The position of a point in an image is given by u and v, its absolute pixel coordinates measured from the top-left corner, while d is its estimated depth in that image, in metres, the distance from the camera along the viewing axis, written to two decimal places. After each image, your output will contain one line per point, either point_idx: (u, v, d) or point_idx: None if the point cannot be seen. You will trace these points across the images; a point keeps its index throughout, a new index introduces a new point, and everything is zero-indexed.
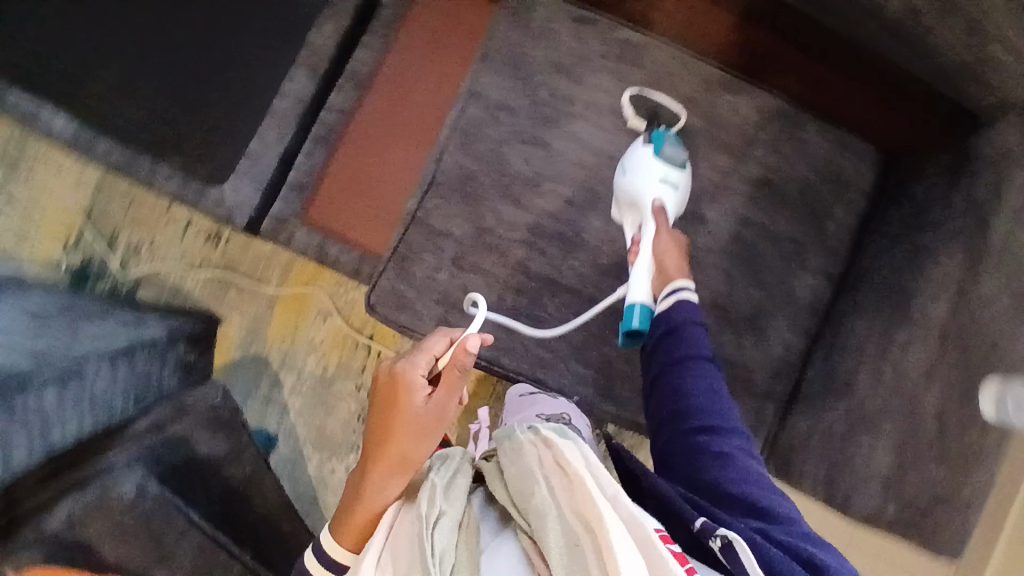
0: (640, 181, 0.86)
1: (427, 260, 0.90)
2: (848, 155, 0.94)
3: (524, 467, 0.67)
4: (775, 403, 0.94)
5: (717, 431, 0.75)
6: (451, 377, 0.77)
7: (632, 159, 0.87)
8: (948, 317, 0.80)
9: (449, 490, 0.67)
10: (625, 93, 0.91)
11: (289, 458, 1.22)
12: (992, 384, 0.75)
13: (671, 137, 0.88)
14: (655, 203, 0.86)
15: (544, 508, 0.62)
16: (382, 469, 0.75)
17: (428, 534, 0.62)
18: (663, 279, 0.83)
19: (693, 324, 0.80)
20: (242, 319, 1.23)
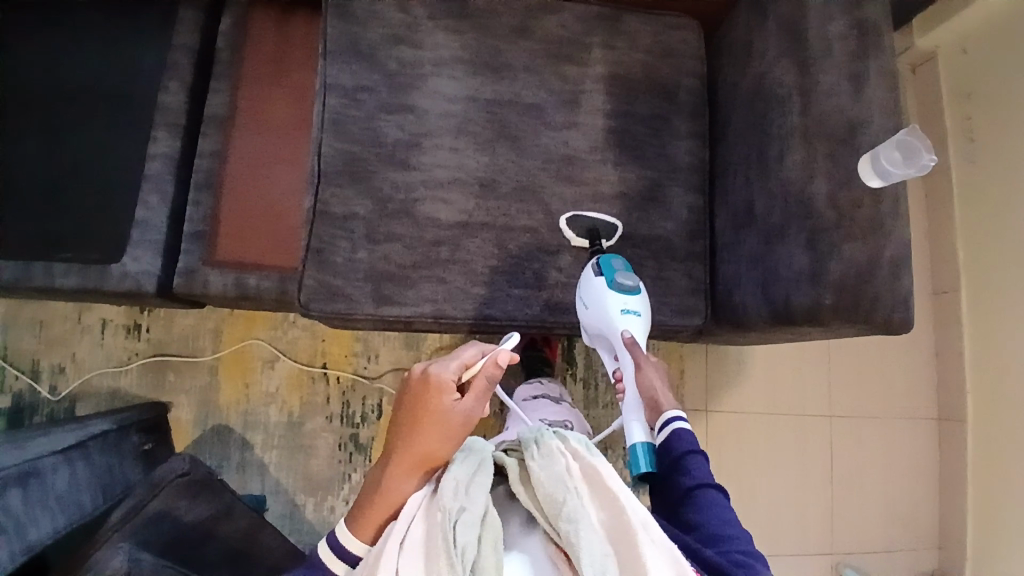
0: (605, 317, 0.91)
1: (342, 245, 0.91)
2: (672, 32, 1.05)
3: (556, 475, 0.69)
4: (702, 260, 1.01)
5: (734, 549, 0.73)
6: (482, 385, 0.79)
7: (590, 294, 0.92)
8: (804, 118, 0.90)
9: (472, 482, 0.69)
10: (564, 218, 0.97)
11: (284, 514, 1.19)
12: (865, 159, 0.86)
13: (620, 263, 0.92)
14: (626, 336, 0.90)
15: (575, 519, 0.66)
16: (405, 465, 0.74)
17: (452, 528, 0.65)
18: (656, 412, 0.88)
19: (696, 453, 0.81)
20: (190, 397, 1.20)
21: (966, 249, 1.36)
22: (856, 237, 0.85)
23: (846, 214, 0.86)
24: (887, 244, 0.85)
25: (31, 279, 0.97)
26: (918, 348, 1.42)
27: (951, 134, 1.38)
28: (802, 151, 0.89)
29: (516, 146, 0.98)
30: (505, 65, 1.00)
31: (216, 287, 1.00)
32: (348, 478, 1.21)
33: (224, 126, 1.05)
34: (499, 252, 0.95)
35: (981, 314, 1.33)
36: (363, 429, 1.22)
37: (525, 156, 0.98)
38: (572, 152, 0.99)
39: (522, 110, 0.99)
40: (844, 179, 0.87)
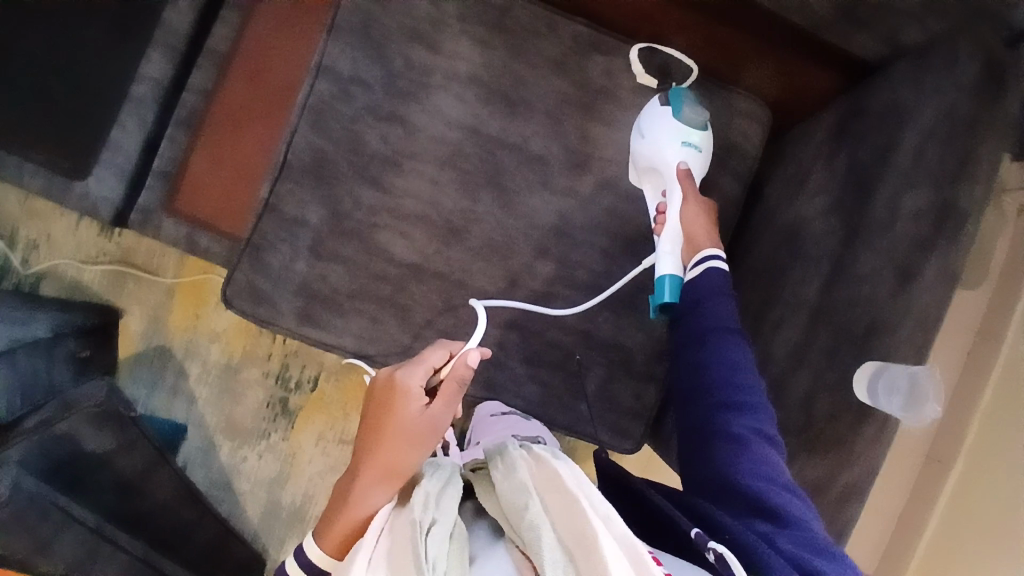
0: (663, 146, 0.83)
1: (282, 250, 0.85)
2: (730, 116, 0.89)
3: (518, 481, 0.59)
4: (659, 385, 0.91)
5: (729, 407, 0.69)
6: (449, 388, 0.71)
7: (650, 123, 0.84)
8: (822, 294, 0.77)
9: (440, 495, 0.60)
10: (635, 49, 0.87)
11: (200, 447, 1.20)
12: (870, 364, 0.70)
13: (689, 96, 0.84)
14: (680, 165, 0.83)
15: (539, 528, 0.55)
16: (365, 479, 0.69)
17: (422, 543, 0.54)
18: (692, 247, 0.81)
19: (720, 297, 0.75)
20: (142, 310, 1.20)
21: None
22: (816, 450, 0.74)
23: (817, 422, 0.75)
24: None
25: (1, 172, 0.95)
26: None
27: None
28: None
29: (502, 198, 0.87)
30: (525, 102, 0.86)
31: (167, 235, 0.96)
32: (267, 436, 1.21)
33: (220, 64, 0.99)
34: (444, 308, 0.87)
35: None
36: (293, 395, 1.21)
37: (509, 215, 0.87)
38: (562, 224, 0.87)
39: (523, 160, 0.86)
40: (837, 384, 0.73)
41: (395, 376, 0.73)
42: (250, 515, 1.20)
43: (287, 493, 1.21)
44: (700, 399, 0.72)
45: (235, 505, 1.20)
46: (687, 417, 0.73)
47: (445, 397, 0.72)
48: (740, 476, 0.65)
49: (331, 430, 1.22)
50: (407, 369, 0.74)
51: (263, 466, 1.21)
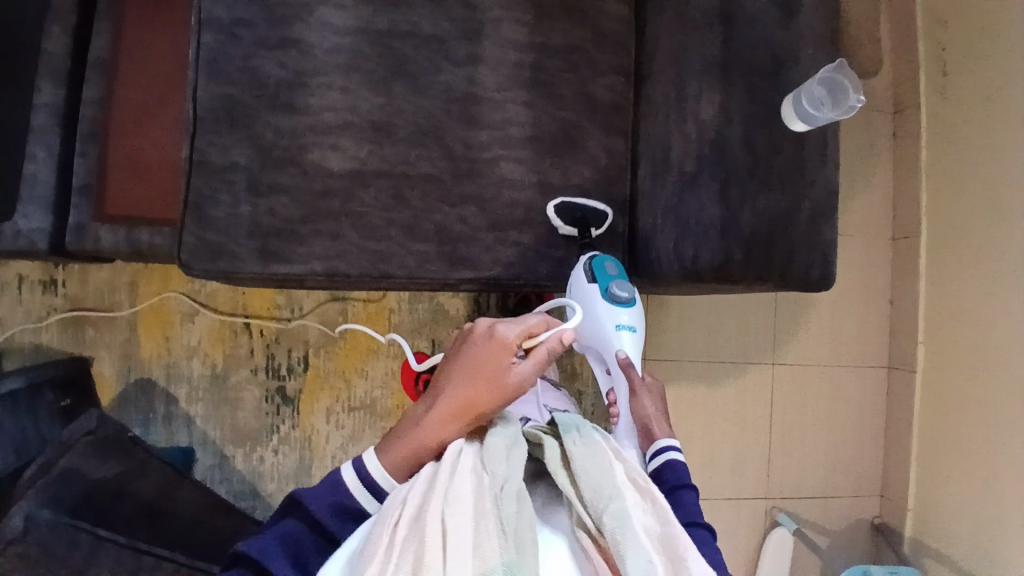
0: (601, 331, 0.91)
1: (222, 199, 0.85)
2: None
3: (599, 468, 0.66)
4: (620, 209, 0.94)
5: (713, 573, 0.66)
6: (542, 354, 0.75)
7: (581, 302, 0.91)
8: (723, 52, 0.81)
9: (509, 454, 0.67)
10: (551, 207, 0.90)
11: (214, 464, 1.18)
12: (788, 102, 0.80)
13: (615, 269, 0.89)
14: (621, 356, 0.89)
15: (622, 516, 0.62)
16: (448, 411, 0.72)
17: (499, 502, 0.61)
18: (648, 441, 0.82)
19: (685, 486, 0.75)
20: (112, 351, 1.17)
21: (929, 190, 1.28)
22: (770, 187, 0.79)
23: (763, 161, 0.80)
24: (808, 194, 0.80)
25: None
26: (872, 293, 1.36)
27: (923, 63, 1.29)
28: (719, 94, 0.80)
29: (413, 84, 0.89)
30: None
31: (108, 244, 0.96)
32: (277, 430, 1.19)
33: (105, 70, 0.97)
34: (397, 204, 0.88)
35: (938, 263, 1.27)
36: (289, 381, 1.19)
37: (425, 96, 0.89)
38: (477, 90, 0.90)
39: (420, 43, 0.89)
40: (762, 122, 0.80)
41: (499, 329, 0.75)
42: None
43: (316, 478, 1.19)
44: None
45: (270, 507, 1.19)
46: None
47: (535, 361, 0.75)
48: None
49: (338, 402, 1.20)
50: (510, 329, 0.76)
51: (283, 460, 1.19)
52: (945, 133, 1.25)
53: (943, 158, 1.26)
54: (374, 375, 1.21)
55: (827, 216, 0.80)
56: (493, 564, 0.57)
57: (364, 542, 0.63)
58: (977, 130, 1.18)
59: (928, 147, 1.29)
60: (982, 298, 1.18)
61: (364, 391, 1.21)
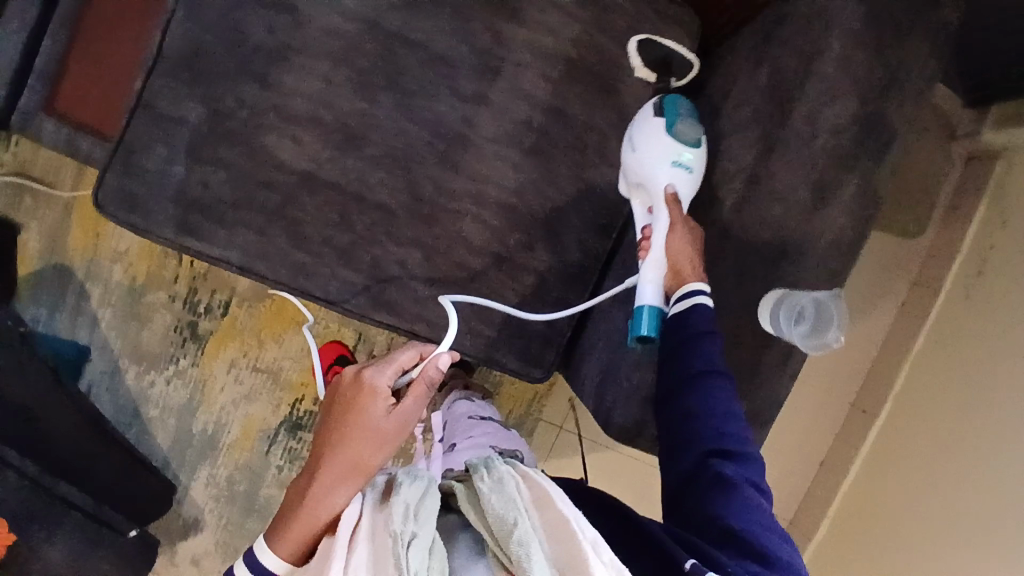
0: (650, 162, 0.72)
1: (156, 151, 0.77)
2: (658, 24, 0.80)
3: (507, 496, 0.64)
4: (570, 312, 0.86)
5: (731, 458, 0.61)
6: (417, 388, 0.77)
7: (639, 134, 0.73)
8: (731, 213, 0.71)
9: (417, 507, 0.63)
10: (631, 41, 0.79)
11: (105, 371, 1.16)
12: (769, 301, 0.70)
13: (687, 108, 0.73)
14: (668, 190, 0.71)
15: (528, 542, 0.58)
16: (332, 472, 0.72)
17: (403, 551, 0.56)
18: (678, 281, 0.70)
19: (709, 335, 0.66)
20: (40, 226, 1.12)
21: (908, 378, 1.21)
22: None
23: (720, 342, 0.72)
24: (752, 395, 0.72)
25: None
26: (808, 450, 1.31)
27: (964, 250, 1.17)
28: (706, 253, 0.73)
29: (403, 102, 0.79)
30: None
31: (48, 139, 0.88)
32: (176, 362, 1.16)
33: None
34: (340, 223, 0.80)
35: (883, 452, 1.20)
36: (203, 320, 1.15)
37: (411, 120, 0.79)
38: (468, 133, 0.80)
39: (427, 60, 0.78)
40: (738, 304, 0.71)
41: (366, 374, 0.79)
42: (161, 441, 1.18)
43: (198, 420, 1.18)
44: (681, 455, 0.64)
45: (145, 432, 1.17)
46: (671, 471, 0.64)
47: (413, 396, 0.78)
48: (733, 528, 0.57)
49: (244, 357, 1.16)
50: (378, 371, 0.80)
51: (172, 392, 1.17)
52: (951, 332, 1.15)
53: (937, 354, 1.16)
54: (290, 346, 1.17)
55: (761, 424, 0.73)
56: None
57: None
58: (975, 344, 1.08)
59: (927, 335, 1.20)
60: (899, 507, 1.12)
61: (273, 357, 1.17)
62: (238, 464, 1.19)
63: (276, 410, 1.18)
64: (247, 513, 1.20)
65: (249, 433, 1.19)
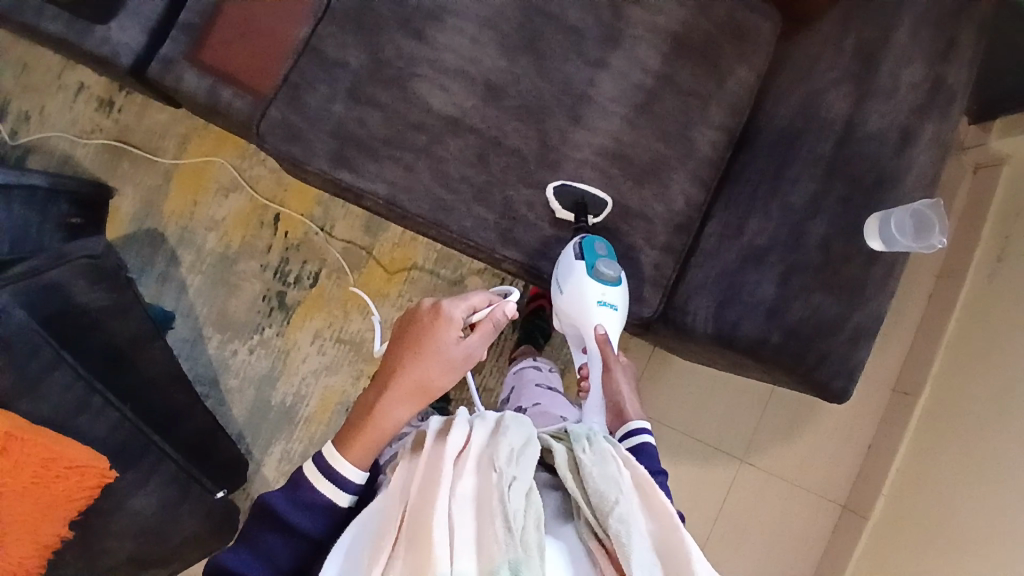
0: (582, 304, 0.87)
1: (320, 90, 0.85)
2: (750, 11, 0.95)
3: (608, 473, 0.66)
4: (675, 257, 0.93)
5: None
6: (487, 330, 0.80)
7: (565, 276, 0.87)
8: (835, 151, 0.84)
9: (522, 454, 0.65)
10: (551, 188, 0.90)
11: (187, 338, 1.16)
12: (875, 218, 0.81)
13: (604, 249, 0.87)
14: (599, 331, 0.87)
15: (625, 520, 0.62)
16: (400, 392, 0.76)
17: (508, 497, 0.60)
18: (618, 420, 0.83)
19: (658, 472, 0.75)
20: (137, 191, 1.16)
21: (944, 360, 1.32)
22: (831, 289, 0.81)
23: (832, 261, 0.81)
24: (861, 309, 0.82)
25: (19, 14, 0.94)
26: (854, 433, 1.38)
27: (983, 245, 1.33)
28: (815, 186, 0.84)
29: (538, 62, 0.90)
30: None
31: (188, 86, 0.94)
32: (261, 331, 1.18)
33: None
34: (478, 164, 0.89)
35: (930, 426, 1.29)
36: (292, 290, 1.18)
37: (543, 77, 0.90)
38: (593, 92, 0.92)
39: (560, 28, 0.91)
40: (847, 230, 0.82)
41: (443, 306, 0.78)
42: (236, 413, 1.17)
43: (278, 391, 1.18)
44: None
45: (222, 401, 1.17)
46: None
47: (481, 335, 0.80)
48: None
49: (328, 328, 1.19)
50: (454, 304, 0.80)
51: (253, 361, 1.17)
52: (980, 314, 1.28)
53: (971, 333, 1.29)
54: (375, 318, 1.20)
55: (868, 339, 0.82)
56: (496, 565, 0.56)
57: (367, 545, 0.62)
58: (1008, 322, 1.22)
59: (956, 323, 1.33)
60: (957, 468, 1.20)
61: (358, 329, 1.19)
62: (314, 439, 1.18)
63: (356, 382, 1.19)
64: None
65: (327, 405, 1.18)
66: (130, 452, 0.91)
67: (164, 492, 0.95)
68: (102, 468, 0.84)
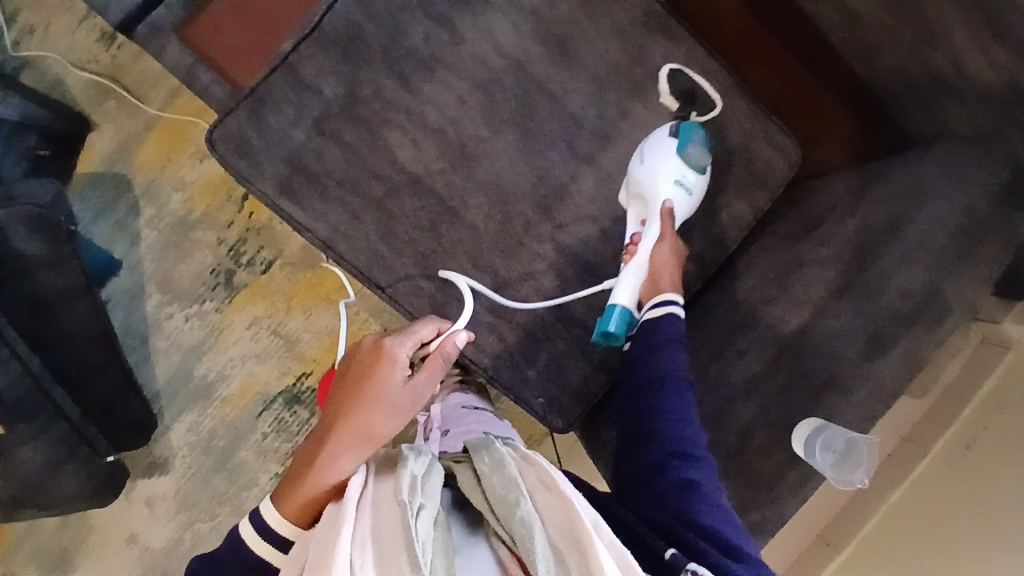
0: (656, 177, 0.80)
1: (285, 112, 0.80)
2: (767, 144, 0.86)
3: (508, 476, 0.63)
4: (607, 376, 0.88)
5: (688, 457, 0.69)
6: (434, 365, 0.74)
7: (652, 149, 0.81)
8: (795, 336, 0.77)
9: (426, 481, 0.62)
10: (665, 68, 0.84)
11: (128, 290, 1.15)
12: (810, 425, 0.76)
13: (700, 136, 0.81)
14: (666, 204, 0.80)
15: (530, 523, 0.58)
16: (343, 441, 0.70)
17: (414, 522, 0.56)
18: (653, 288, 0.78)
19: (677, 342, 0.74)
20: (115, 133, 1.14)
21: None
22: (739, 478, 0.77)
23: (747, 451, 0.76)
24: (762, 507, 0.77)
25: None
26: None
27: None
28: (758, 366, 0.78)
29: (523, 141, 0.84)
30: (577, 55, 0.83)
31: (168, 59, 0.88)
32: (200, 303, 1.16)
33: None
34: (429, 230, 0.84)
35: None
36: (241, 271, 1.16)
37: (524, 158, 0.84)
38: (572, 187, 0.85)
39: (555, 111, 0.84)
40: (776, 424, 0.76)
41: (385, 343, 0.74)
42: (158, 374, 1.17)
43: (202, 365, 1.17)
44: (649, 452, 0.70)
45: (147, 359, 1.17)
46: (636, 463, 0.71)
47: (430, 371, 0.75)
48: (698, 517, 0.65)
49: (267, 318, 1.17)
50: (396, 339, 0.75)
51: (186, 330, 1.16)
52: None
53: (890, 530, 1.02)
54: (315, 321, 1.17)
55: (761, 537, 0.78)
56: None
57: None
58: (932, 535, 0.95)
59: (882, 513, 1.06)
60: None
61: (294, 328, 1.17)
62: (225, 420, 1.18)
63: (280, 377, 1.17)
64: (216, 471, 1.18)
65: (246, 392, 1.18)
66: (25, 408, 0.91)
67: (55, 452, 0.97)
68: None
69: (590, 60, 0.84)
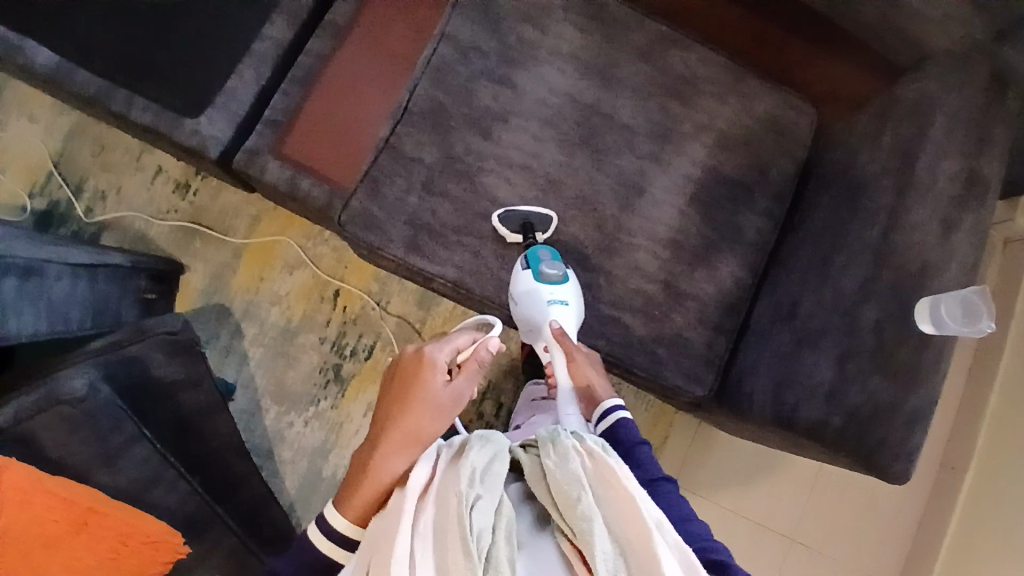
0: (535, 308, 0.91)
1: (397, 182, 0.93)
2: (789, 108, 1.03)
3: (572, 473, 0.64)
4: (727, 336, 0.98)
5: (710, 546, 0.68)
6: (472, 366, 0.75)
7: (517, 289, 0.92)
8: (880, 240, 0.87)
9: (489, 471, 0.63)
10: (493, 216, 0.94)
11: (245, 409, 1.21)
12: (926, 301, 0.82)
13: (546, 253, 0.91)
14: (554, 326, 0.91)
15: (591, 517, 0.60)
16: (392, 441, 0.69)
17: (470, 514, 0.58)
18: (593, 403, 0.88)
19: (640, 444, 0.82)
20: (206, 268, 1.24)
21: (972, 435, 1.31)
22: (887, 372, 0.82)
23: (887, 345, 0.83)
24: None
25: (110, 103, 1.01)
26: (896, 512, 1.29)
27: None
28: (863, 274, 0.88)
29: (596, 157, 0.98)
30: (617, 80, 1.00)
31: (270, 175, 0.99)
32: (316, 403, 1.22)
33: (338, 34, 1.08)
34: None
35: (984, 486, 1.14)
36: (347, 362, 1.23)
37: (599, 168, 0.98)
38: (644, 181, 0.99)
39: (613, 126, 0.99)
40: (898, 314, 0.84)
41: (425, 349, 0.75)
42: (288, 485, 1.20)
43: (329, 463, 1.20)
44: None
45: (275, 473, 1.20)
46: None
47: (467, 373, 0.75)
48: None
49: None
50: (435, 346, 0.76)
51: (308, 434, 1.21)
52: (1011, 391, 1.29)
53: None
54: None
55: None
56: None
57: None
58: None
59: None
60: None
61: None
62: None
63: None
64: None
65: None
66: (198, 526, 0.94)
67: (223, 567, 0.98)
68: (176, 544, 0.83)
69: (627, 78, 1.01)
